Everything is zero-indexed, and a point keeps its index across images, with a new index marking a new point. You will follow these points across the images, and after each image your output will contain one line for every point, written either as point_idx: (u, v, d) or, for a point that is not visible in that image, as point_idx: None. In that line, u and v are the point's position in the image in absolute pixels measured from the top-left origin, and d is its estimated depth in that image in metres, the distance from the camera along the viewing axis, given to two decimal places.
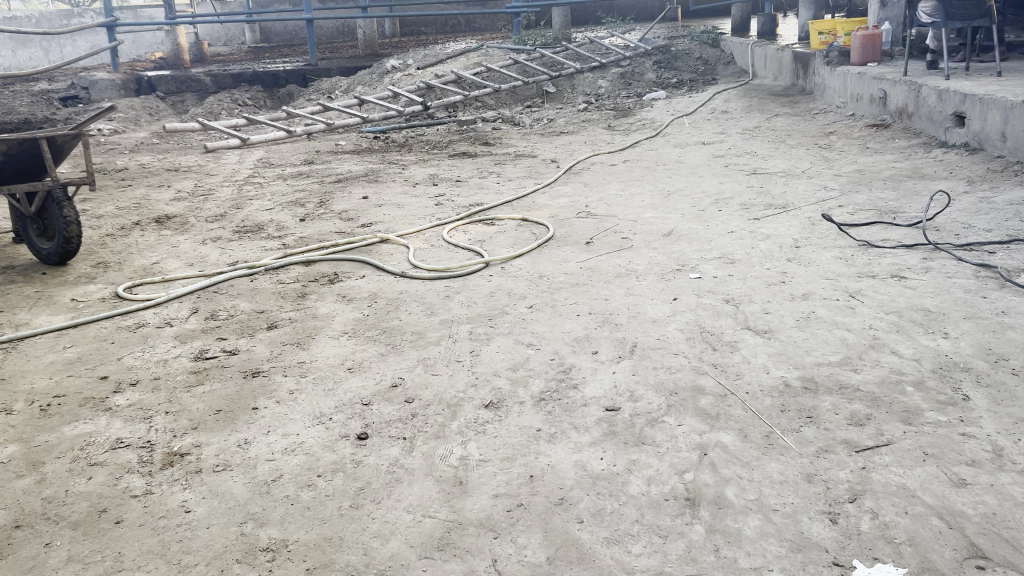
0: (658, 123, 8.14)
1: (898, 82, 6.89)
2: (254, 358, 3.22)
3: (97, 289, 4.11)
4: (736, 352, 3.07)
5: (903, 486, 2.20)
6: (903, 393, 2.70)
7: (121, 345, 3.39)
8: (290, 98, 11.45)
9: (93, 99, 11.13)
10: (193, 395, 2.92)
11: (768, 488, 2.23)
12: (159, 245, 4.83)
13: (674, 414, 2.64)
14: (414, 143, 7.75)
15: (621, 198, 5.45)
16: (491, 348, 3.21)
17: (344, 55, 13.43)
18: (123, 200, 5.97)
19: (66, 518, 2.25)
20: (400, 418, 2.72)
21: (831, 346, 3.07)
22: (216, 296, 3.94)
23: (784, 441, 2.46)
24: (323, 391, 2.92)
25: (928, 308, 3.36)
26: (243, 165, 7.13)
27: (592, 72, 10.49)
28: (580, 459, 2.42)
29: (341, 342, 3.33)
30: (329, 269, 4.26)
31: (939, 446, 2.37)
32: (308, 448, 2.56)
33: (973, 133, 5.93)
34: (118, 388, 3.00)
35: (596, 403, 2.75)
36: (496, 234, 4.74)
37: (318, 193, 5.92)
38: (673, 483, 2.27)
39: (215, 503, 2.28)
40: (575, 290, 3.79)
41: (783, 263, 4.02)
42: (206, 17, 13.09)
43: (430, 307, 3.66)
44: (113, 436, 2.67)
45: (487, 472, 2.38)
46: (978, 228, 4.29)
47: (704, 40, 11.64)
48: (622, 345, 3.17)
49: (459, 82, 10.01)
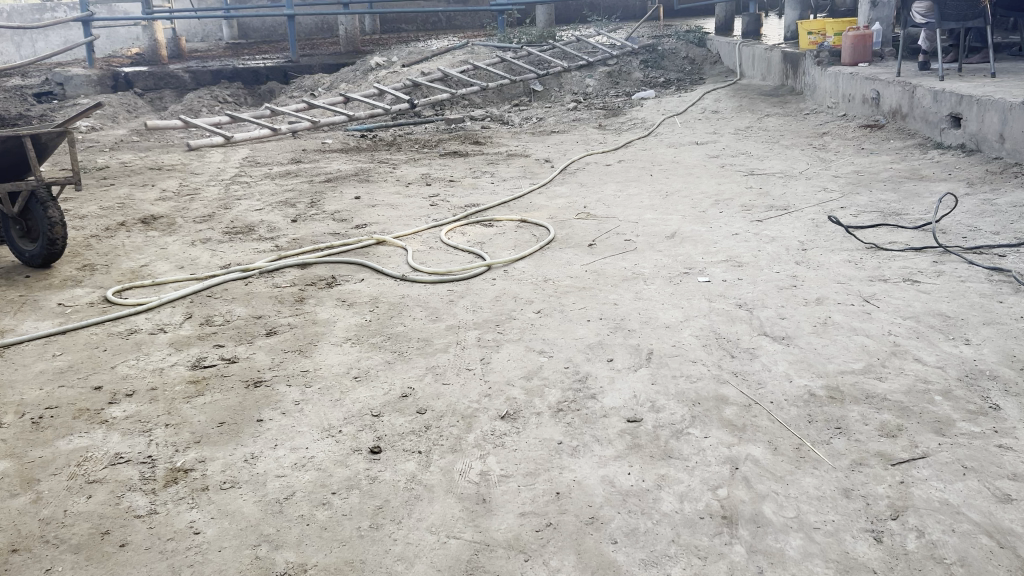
0: (649, 122, 8.07)
1: (891, 82, 6.86)
2: (255, 366, 3.10)
3: (85, 293, 3.95)
4: (755, 360, 2.99)
5: (946, 502, 2.12)
6: (932, 402, 2.63)
7: (115, 352, 3.25)
8: (271, 96, 11.29)
9: (69, 95, 10.89)
10: (194, 407, 2.79)
11: (806, 504, 2.15)
12: (147, 247, 4.67)
13: (700, 426, 2.55)
14: (402, 142, 7.62)
15: (619, 198, 5.37)
16: (502, 355, 3.11)
17: (325, 52, 13.23)
18: (106, 199, 5.80)
19: (67, 541, 2.11)
20: (414, 430, 2.60)
21: (852, 353, 2.99)
22: (210, 300, 3.80)
23: (816, 454, 2.38)
24: (330, 402, 2.80)
25: (946, 313, 3.29)
26: (229, 163, 6.97)
27: (578, 70, 10.40)
28: (607, 474, 2.32)
29: (345, 350, 3.21)
30: (325, 272, 4.14)
31: (979, 459, 2.29)
32: (319, 463, 2.44)
33: (970, 134, 5.89)
34: (114, 399, 2.86)
35: (616, 413, 2.66)
36: (495, 236, 4.63)
37: (308, 193, 5.79)
38: (706, 500, 2.18)
39: (225, 524, 2.16)
40: (582, 294, 3.69)
41: (792, 267, 3.94)
42: (185, 11, 12.82)
43: (435, 313, 3.54)
44: (111, 450, 2.53)
45: (510, 489, 2.27)
46: (986, 230, 4.24)
47: (690, 39, 11.60)
48: (637, 352, 3.07)
49: (445, 80, 9.87)
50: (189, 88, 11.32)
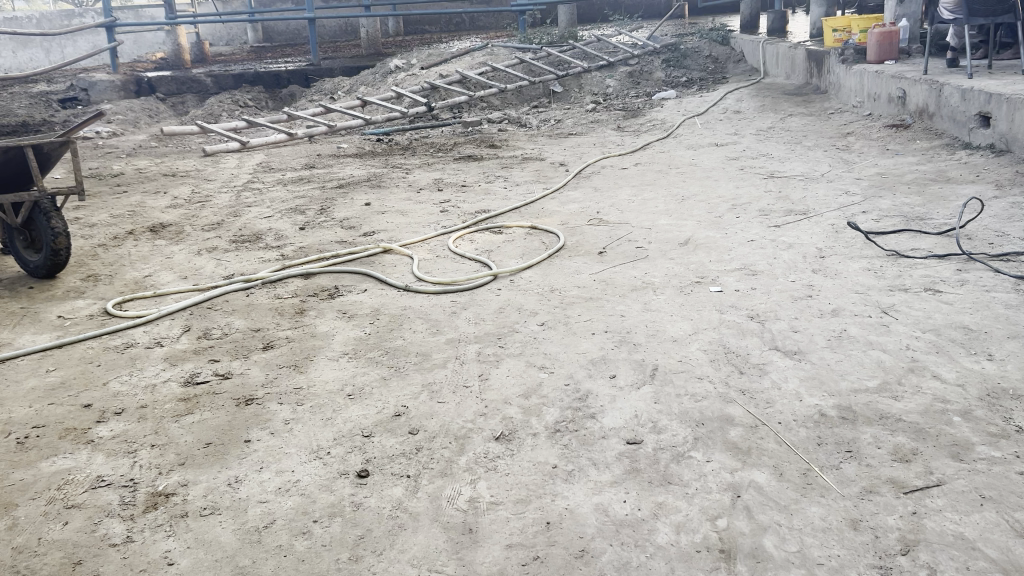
0: (669, 123, 7.93)
1: (918, 81, 6.66)
2: (248, 383, 3.01)
3: (87, 305, 3.91)
4: (765, 376, 2.86)
5: (961, 536, 1.98)
6: (950, 423, 2.48)
7: (109, 368, 3.19)
8: (292, 99, 11.27)
9: (93, 101, 10.91)
10: (181, 426, 2.72)
11: (810, 537, 2.02)
12: (153, 256, 4.63)
13: (702, 449, 2.43)
14: (418, 146, 7.55)
15: (634, 203, 5.24)
16: (501, 371, 3.00)
17: (346, 54, 13.21)
18: (117, 207, 5.79)
19: (38, 572, 2.04)
20: (404, 452, 2.51)
21: (867, 370, 2.85)
22: (210, 312, 3.73)
23: (824, 480, 2.25)
24: (321, 421, 2.71)
25: (968, 325, 3.14)
26: (243, 169, 6.93)
27: (599, 71, 10.27)
28: (601, 502, 2.21)
29: (341, 365, 3.12)
30: (329, 282, 4.06)
31: (998, 488, 2.15)
32: (304, 488, 2.35)
33: (999, 134, 5.69)
34: (102, 418, 2.79)
35: (616, 434, 2.55)
36: (504, 244, 4.53)
37: (319, 200, 5.72)
38: (705, 531, 2.07)
39: (200, 554, 2.08)
40: (588, 305, 3.58)
41: (809, 275, 3.80)
42: (208, 16, 12.88)
43: (436, 325, 3.45)
44: (94, 473, 2.47)
45: (499, 518, 2.17)
46: (1013, 236, 4.06)
47: (713, 38, 11.39)
48: (642, 368, 2.96)
49: (464, 82, 9.77)
50: (210, 92, 11.35)
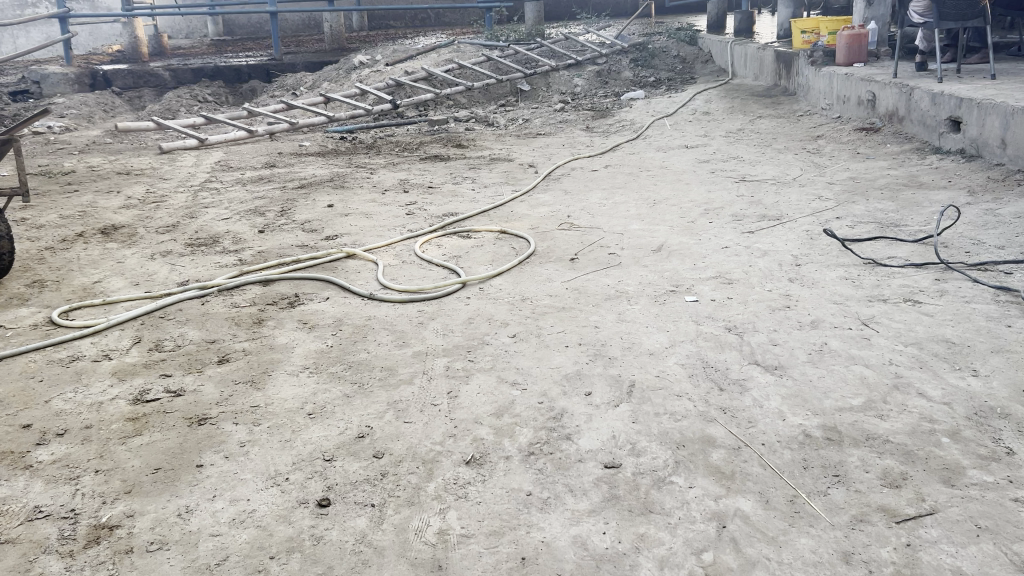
0: (638, 124, 7.85)
1: (888, 84, 6.61)
2: (202, 400, 2.84)
3: (30, 314, 3.69)
4: (746, 394, 2.74)
5: (959, 571, 1.89)
6: (939, 445, 2.38)
7: (51, 383, 2.99)
8: (253, 94, 11.01)
9: (44, 94, 10.52)
10: (129, 449, 2.53)
11: (800, 572, 1.91)
12: (103, 261, 4.41)
13: (683, 474, 2.31)
14: (382, 145, 7.38)
15: (605, 207, 5.13)
16: (471, 388, 2.85)
17: (309, 49, 12.90)
18: (67, 207, 5.54)
19: None
20: (368, 478, 2.35)
21: (851, 387, 2.75)
22: (162, 322, 3.53)
23: (812, 508, 2.14)
24: (279, 444, 2.54)
25: (950, 339, 3.05)
26: (201, 168, 6.70)
27: (567, 70, 10.16)
28: (579, 534, 2.08)
29: (301, 381, 2.96)
30: (289, 290, 3.88)
31: (994, 517, 2.05)
32: (260, 519, 2.19)
33: (970, 139, 5.65)
34: (42, 440, 2.60)
35: (593, 458, 2.41)
36: (472, 249, 4.38)
37: (280, 201, 5.52)
38: (690, 566, 1.95)
39: None
40: (561, 316, 3.44)
41: (786, 284, 3.71)
42: (166, 9, 12.57)
43: (401, 337, 3.29)
44: (31, 503, 2.28)
45: (470, 553, 2.03)
46: (989, 244, 4.00)
47: (681, 38, 11.33)
48: (618, 384, 2.83)
49: (430, 79, 9.59)
50: (168, 86, 11.03)
